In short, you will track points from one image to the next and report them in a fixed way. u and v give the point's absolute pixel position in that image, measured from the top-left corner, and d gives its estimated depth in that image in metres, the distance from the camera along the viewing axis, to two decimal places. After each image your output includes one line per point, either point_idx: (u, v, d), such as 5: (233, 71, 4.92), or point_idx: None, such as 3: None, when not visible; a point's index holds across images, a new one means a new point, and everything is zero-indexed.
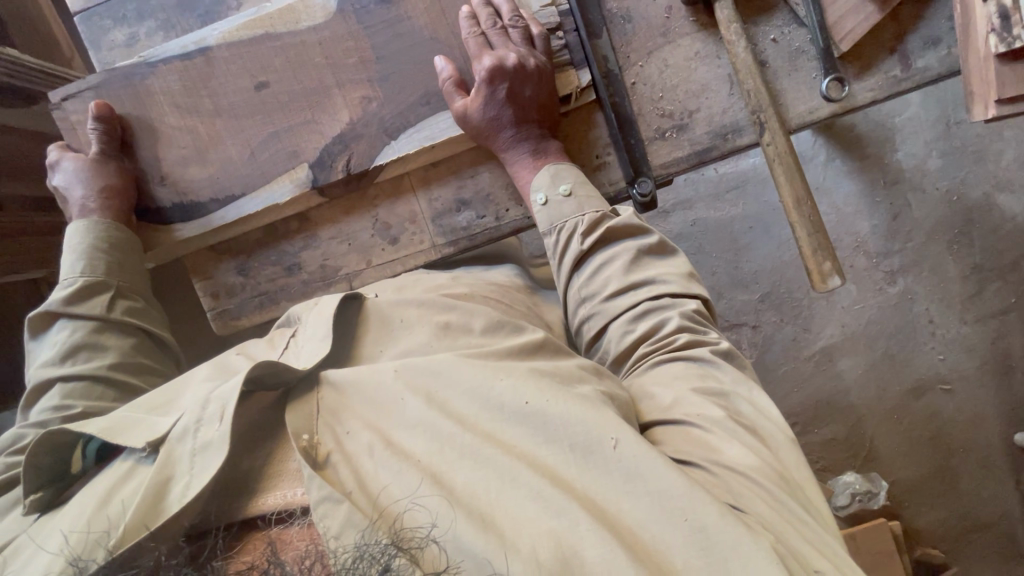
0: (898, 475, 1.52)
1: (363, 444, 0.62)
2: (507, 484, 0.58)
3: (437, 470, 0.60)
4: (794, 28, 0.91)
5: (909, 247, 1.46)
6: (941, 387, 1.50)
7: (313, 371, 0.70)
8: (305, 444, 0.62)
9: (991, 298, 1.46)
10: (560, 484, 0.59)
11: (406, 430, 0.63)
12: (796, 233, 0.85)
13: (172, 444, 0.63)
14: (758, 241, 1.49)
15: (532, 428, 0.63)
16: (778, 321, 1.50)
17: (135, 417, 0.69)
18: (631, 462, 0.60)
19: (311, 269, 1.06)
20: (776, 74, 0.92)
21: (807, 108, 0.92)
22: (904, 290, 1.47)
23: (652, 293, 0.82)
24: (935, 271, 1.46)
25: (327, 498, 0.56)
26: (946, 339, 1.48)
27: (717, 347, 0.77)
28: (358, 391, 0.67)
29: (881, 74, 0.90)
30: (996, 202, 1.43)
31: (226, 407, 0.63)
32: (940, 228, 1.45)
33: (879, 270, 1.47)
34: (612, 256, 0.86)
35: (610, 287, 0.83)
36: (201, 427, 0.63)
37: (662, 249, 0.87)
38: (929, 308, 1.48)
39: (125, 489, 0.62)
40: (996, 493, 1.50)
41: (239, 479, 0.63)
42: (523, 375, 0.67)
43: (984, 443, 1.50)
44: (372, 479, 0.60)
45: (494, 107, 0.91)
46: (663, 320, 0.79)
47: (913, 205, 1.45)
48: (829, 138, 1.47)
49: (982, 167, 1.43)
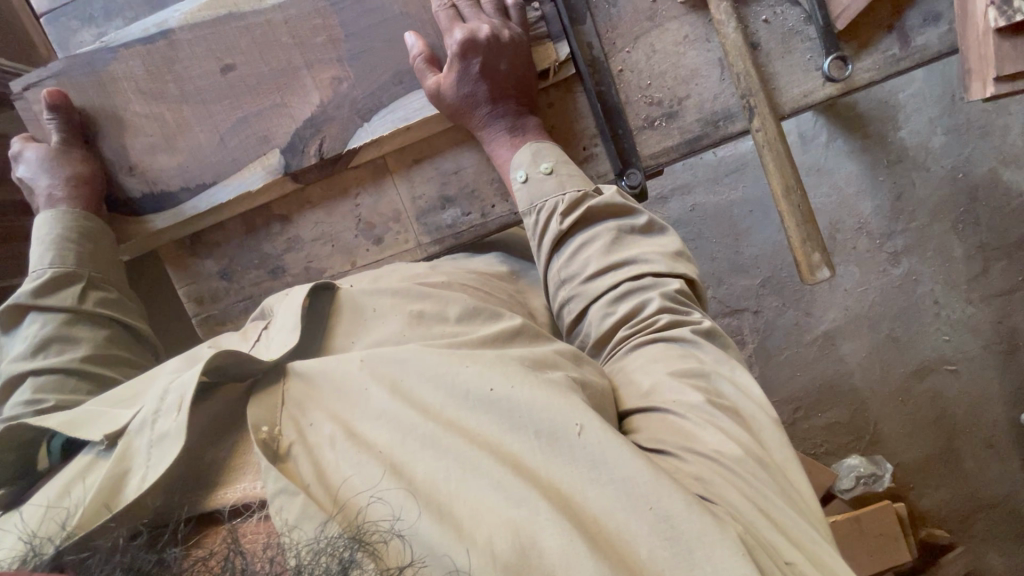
0: (903, 457, 1.51)
1: (325, 435, 0.62)
2: (468, 474, 0.58)
3: (399, 461, 0.59)
4: (788, 7, 0.88)
5: (912, 227, 1.44)
6: (945, 368, 1.48)
7: (279, 363, 0.70)
8: (264, 436, 0.61)
9: (996, 277, 1.44)
10: (523, 474, 0.58)
11: (370, 421, 0.63)
12: (785, 224, 0.83)
13: (131, 436, 0.62)
14: (758, 226, 1.46)
15: (496, 415, 0.62)
16: (780, 305, 1.48)
17: (97, 410, 0.68)
18: (596, 448, 0.59)
19: (295, 272, 1.06)
20: (769, 56, 0.89)
21: (802, 91, 0.89)
22: (908, 272, 1.45)
23: (635, 273, 0.80)
24: (939, 251, 1.44)
25: (284, 490, 0.55)
26: (951, 319, 1.46)
27: (699, 329, 0.76)
28: (326, 382, 0.67)
29: (879, 53, 0.87)
30: (1001, 178, 1.40)
31: (183, 399, 0.62)
32: (943, 207, 1.43)
33: (882, 251, 1.45)
34: (590, 239, 0.84)
35: (592, 265, 0.82)
36: (159, 418, 0.62)
37: (648, 231, 0.85)
38: (934, 288, 1.45)
39: (86, 480, 0.62)
40: (1001, 474, 1.49)
41: (202, 471, 0.63)
42: (490, 363, 0.67)
43: (989, 424, 1.49)
44: (331, 469, 0.59)
45: (468, 84, 0.89)
46: (644, 301, 0.78)
47: (916, 184, 1.42)
48: (830, 117, 1.43)
49: (987, 142, 1.40)
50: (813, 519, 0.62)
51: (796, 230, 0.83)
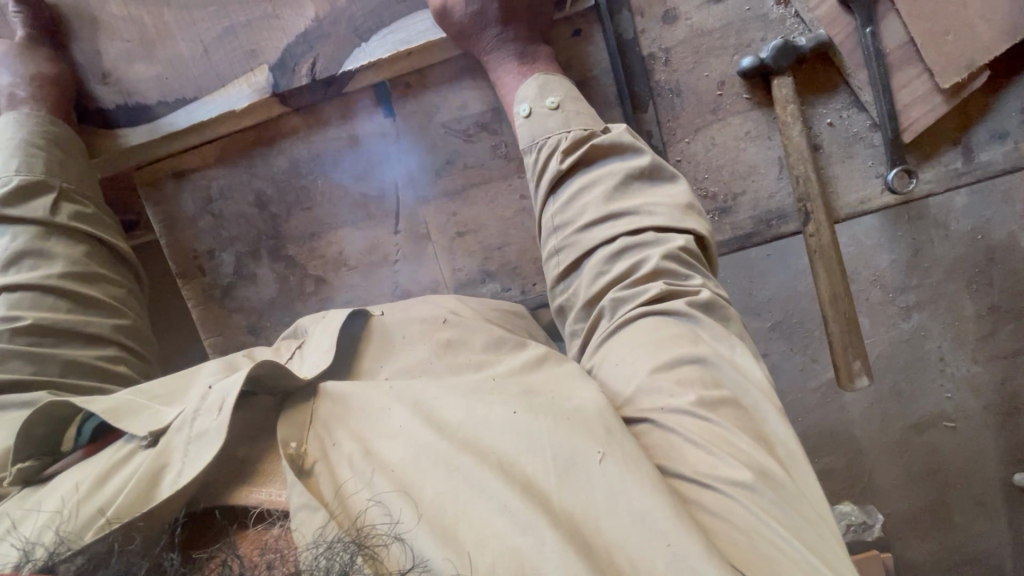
0: (893, 507, 1.54)
1: (345, 453, 0.70)
2: (477, 492, 0.62)
3: (410, 481, 0.65)
4: (854, 110, 1.10)
5: (927, 283, 1.43)
6: (943, 424, 1.49)
7: (311, 382, 0.79)
8: (292, 453, 0.69)
9: (1004, 340, 1.44)
10: (532, 495, 0.62)
11: (386, 441, 0.70)
12: (832, 328, 1.03)
13: (171, 434, 0.72)
14: (774, 270, 1.44)
15: (514, 438, 0.67)
16: (788, 350, 1.47)
17: (139, 403, 0.78)
18: (603, 470, 0.63)
19: None
20: (832, 156, 1.11)
21: (859, 196, 1.11)
22: (917, 327, 1.45)
23: (634, 227, 0.88)
24: (950, 309, 1.44)
25: (306, 504, 0.63)
26: (955, 377, 1.47)
27: (689, 301, 0.81)
28: (351, 408, 0.76)
29: (941, 167, 1.10)
30: (1019, 243, 1.40)
31: (225, 400, 0.72)
32: (959, 266, 1.42)
33: (894, 305, 1.45)
34: (588, 178, 0.95)
35: (595, 207, 0.92)
36: (198, 417, 0.72)
37: (655, 181, 0.95)
38: (941, 345, 1.46)
39: (119, 468, 0.70)
40: (988, 531, 1.51)
41: (236, 468, 0.73)
42: (515, 395, 0.73)
43: (981, 481, 1.51)
44: (348, 487, 0.66)
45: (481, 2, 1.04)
46: (640, 261, 0.85)
47: (936, 242, 1.41)
48: None
49: (1012, 205, 1.38)
50: (809, 520, 0.63)
51: (840, 346, 1.03)
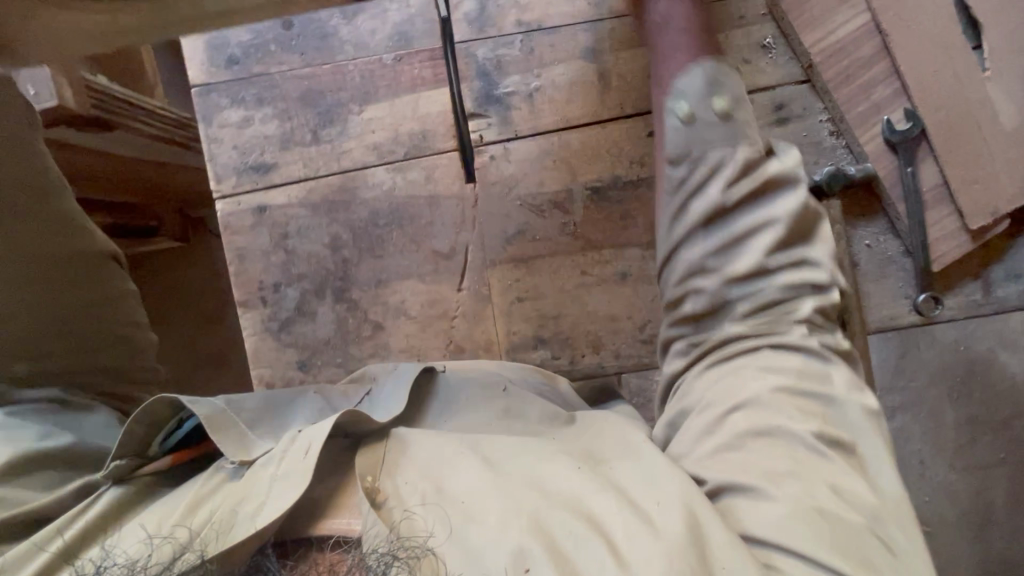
0: None
1: (417, 490, 0.80)
2: (537, 508, 0.74)
3: (476, 511, 0.75)
4: (886, 239, 1.30)
5: (911, 387, 1.49)
6: (921, 529, 1.52)
7: (387, 425, 0.93)
8: (369, 485, 0.80)
9: (980, 450, 1.50)
10: (591, 520, 0.73)
11: (460, 483, 0.80)
12: None
13: (256, 469, 0.84)
14: None
15: (582, 488, 0.77)
16: None
17: (234, 425, 0.91)
18: (664, 489, 0.75)
19: None
20: (867, 275, 1.31)
21: (890, 313, 1.30)
22: (900, 428, 1.51)
23: (800, 272, 0.91)
24: (932, 415, 1.50)
25: (376, 530, 0.74)
26: (931, 482, 1.52)
27: (809, 304, 0.90)
28: (423, 449, 0.86)
29: (964, 297, 1.29)
30: (998, 359, 1.48)
31: (311, 445, 0.83)
32: (942, 373, 1.49)
33: (880, 403, 1.50)
34: (716, 155, 0.96)
35: (721, 182, 0.94)
36: (282, 460, 0.83)
37: (784, 177, 0.95)
38: (921, 449, 1.51)
39: (215, 492, 0.83)
40: None
41: (303, 508, 0.81)
42: (574, 458, 0.83)
43: None
44: (412, 510, 0.77)
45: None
46: (801, 299, 0.90)
47: (922, 347, 1.48)
48: None
49: (991, 322, 1.47)
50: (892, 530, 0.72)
51: None
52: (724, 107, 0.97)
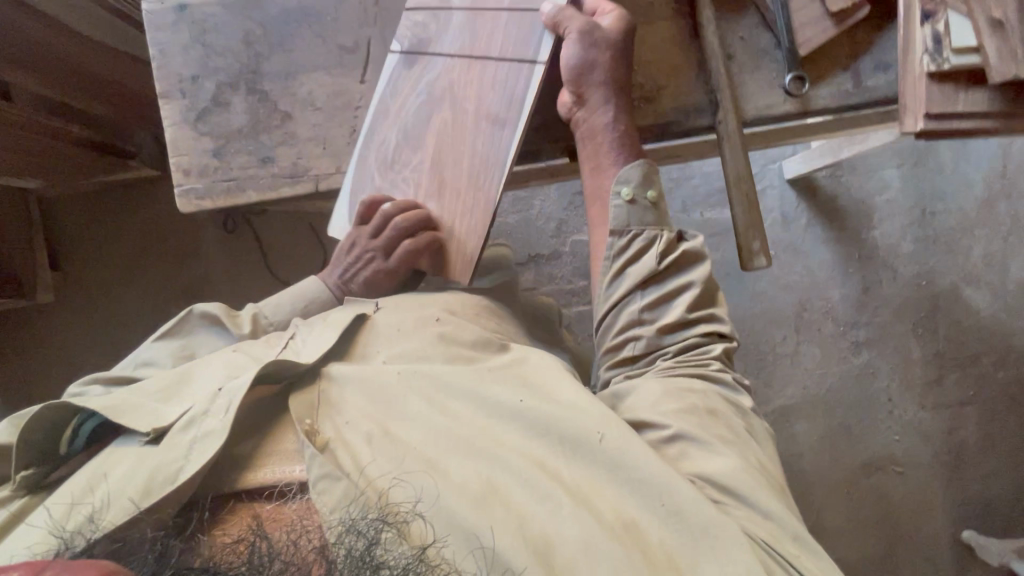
0: (842, 553, 1.49)
1: (362, 433, 0.66)
2: (492, 476, 0.63)
3: (434, 460, 0.64)
4: (760, 29, 0.89)
5: (875, 321, 1.50)
6: (892, 469, 1.49)
7: (314, 365, 0.74)
8: (308, 428, 0.66)
9: (949, 386, 1.49)
10: (543, 470, 0.64)
11: (405, 424, 0.67)
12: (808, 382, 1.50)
13: (174, 432, 0.64)
14: (732, 289, 1.50)
15: (524, 428, 0.68)
16: (741, 370, 1.50)
17: (139, 400, 0.68)
18: (621, 450, 0.64)
19: (283, 165, 0.90)
20: (740, 69, 0.89)
21: (766, 103, 0.88)
22: (867, 364, 1.50)
23: (707, 325, 0.77)
24: (898, 350, 1.50)
25: (328, 474, 0.59)
26: (902, 420, 1.49)
27: (700, 339, 0.76)
28: (359, 385, 0.71)
29: (835, 85, 0.87)
30: (961, 294, 1.49)
31: (234, 402, 0.64)
32: (906, 309, 1.50)
33: (845, 339, 1.50)
34: (616, 207, 0.79)
35: (615, 241, 0.79)
36: (207, 417, 0.64)
37: (693, 262, 0.79)
38: (889, 385, 1.49)
39: (115, 467, 0.62)
40: None
41: (235, 461, 0.64)
42: (518, 388, 0.72)
43: (931, 535, 1.48)
44: (362, 458, 0.64)
45: (566, 50, 0.79)
46: (708, 347, 0.76)
47: (883, 282, 1.50)
48: (811, 203, 1.51)
49: (951, 257, 1.50)
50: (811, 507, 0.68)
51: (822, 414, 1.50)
52: (630, 195, 0.79)
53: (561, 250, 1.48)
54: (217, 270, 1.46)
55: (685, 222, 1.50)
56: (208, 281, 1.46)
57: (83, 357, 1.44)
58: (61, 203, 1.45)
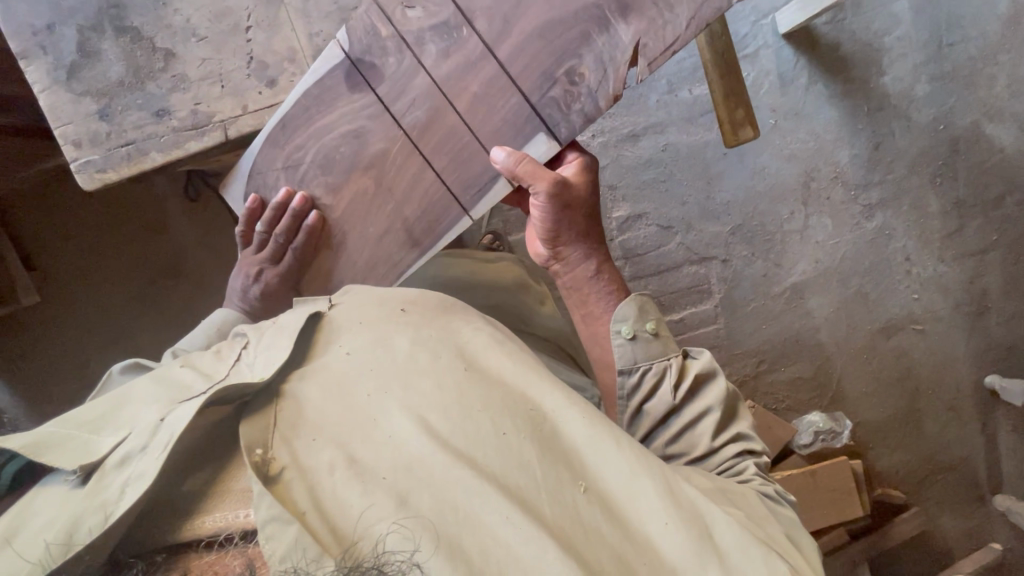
0: (864, 416, 1.50)
1: (324, 459, 0.52)
2: (475, 503, 0.50)
3: (406, 492, 0.50)
4: None
5: (889, 179, 1.39)
6: (912, 328, 1.46)
7: (272, 383, 0.59)
8: (258, 459, 0.51)
9: (970, 235, 1.42)
10: (535, 512, 0.51)
11: (374, 446, 0.53)
12: (825, 255, 1.43)
13: (107, 470, 0.53)
14: (732, 170, 1.39)
15: (522, 457, 0.54)
16: (749, 255, 1.42)
17: (73, 432, 0.57)
18: (621, 487, 0.55)
19: (182, 115, 0.79)
20: None
21: None
22: (881, 226, 1.41)
23: (742, 446, 0.71)
24: (915, 205, 1.40)
25: (277, 517, 0.47)
26: (921, 278, 1.44)
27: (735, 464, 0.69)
28: (320, 404, 0.57)
29: None
30: (982, 132, 1.37)
31: (170, 437, 0.53)
32: (923, 159, 1.39)
33: (856, 203, 1.40)
34: (618, 346, 0.75)
35: (625, 379, 0.74)
36: (145, 454, 0.53)
37: (711, 385, 0.73)
38: (906, 244, 1.42)
39: (38, 513, 0.53)
40: (958, 436, 1.51)
41: (177, 502, 0.54)
42: (513, 404, 0.57)
43: (953, 385, 1.49)
44: (325, 494, 0.50)
45: (536, 210, 0.73)
46: (746, 463, 0.69)
47: (896, 134, 1.38)
48: (812, 58, 1.35)
49: (971, 93, 1.36)
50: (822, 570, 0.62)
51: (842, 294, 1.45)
52: (631, 332, 0.75)
53: None
54: (190, 244, 1.41)
55: (672, 104, 1.36)
56: (185, 258, 1.41)
57: (82, 355, 1.39)
58: (9, 200, 1.34)
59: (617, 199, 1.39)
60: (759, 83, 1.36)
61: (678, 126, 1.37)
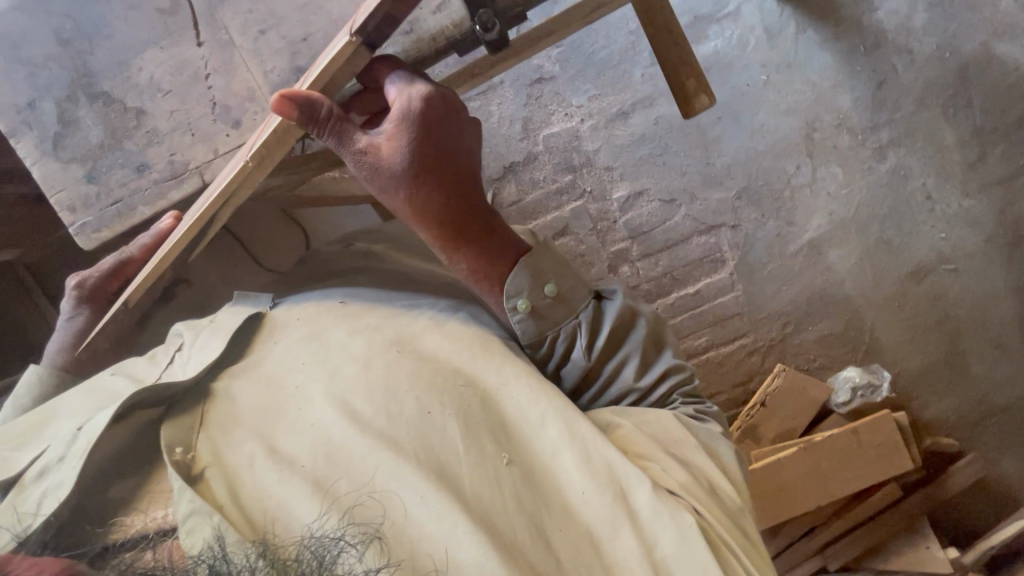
0: (904, 365, 1.45)
1: (245, 454, 0.51)
2: (392, 482, 0.49)
3: (322, 478, 0.49)
4: None
5: (898, 117, 1.33)
6: (943, 268, 1.39)
7: (201, 381, 0.58)
8: (177, 459, 0.50)
9: (994, 163, 1.34)
10: (450, 485, 0.49)
11: (295, 436, 0.52)
12: (839, 205, 1.38)
13: (25, 485, 0.51)
14: (729, 132, 1.35)
15: (446, 431, 0.52)
16: (758, 217, 1.38)
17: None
18: (553, 450, 0.55)
19: (161, 167, 0.78)
20: None
21: None
22: (896, 166, 1.35)
23: (666, 383, 0.68)
24: (930, 140, 1.34)
25: (198, 510, 0.45)
26: (946, 214, 1.37)
27: (657, 397, 0.68)
28: (246, 400, 0.55)
29: None
30: (994, 52, 1.29)
31: (93, 436, 0.51)
32: (931, 91, 1.32)
33: (866, 147, 1.35)
34: (518, 322, 0.64)
35: (536, 350, 0.66)
36: (60, 465, 0.51)
37: (627, 329, 0.67)
38: (926, 183, 1.36)
39: None
40: (1010, 374, 1.44)
41: (98, 510, 0.50)
42: (440, 378, 0.55)
43: (997, 321, 1.41)
44: (245, 488, 0.49)
45: (362, 180, 0.61)
46: (667, 398, 0.68)
47: (899, 70, 1.31)
48: (798, 5, 1.30)
49: (976, 14, 1.28)
50: (744, 494, 0.64)
51: (863, 245, 1.39)
52: (529, 307, 0.64)
53: (534, 151, 1.37)
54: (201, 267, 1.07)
55: (658, 76, 1.34)
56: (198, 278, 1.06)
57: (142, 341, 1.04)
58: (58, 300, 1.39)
59: (614, 180, 1.37)
60: (745, 40, 1.32)
61: (667, 97, 1.35)
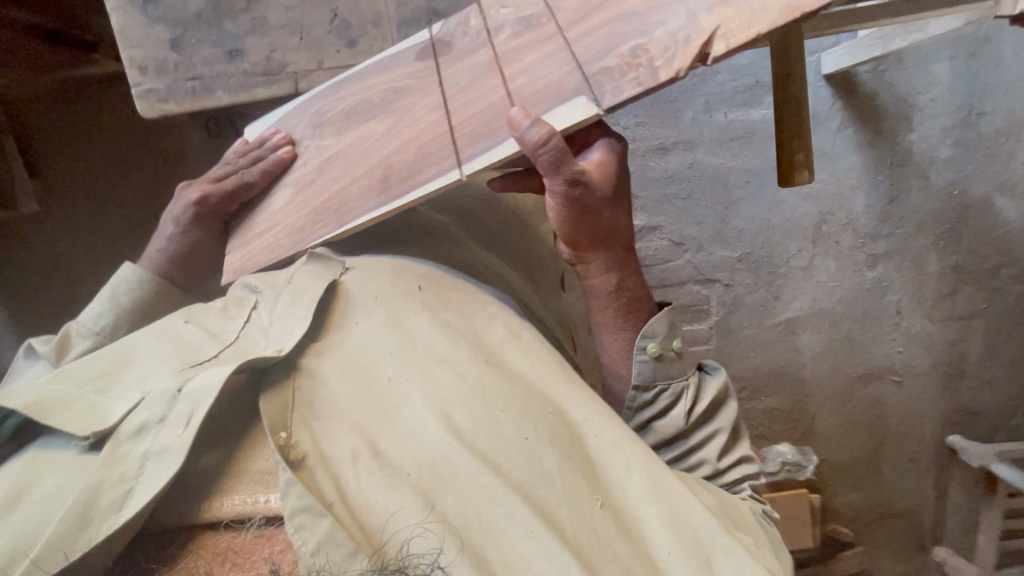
0: (831, 454, 1.56)
1: (346, 450, 0.50)
2: (498, 511, 0.47)
3: (428, 491, 0.48)
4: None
5: (897, 233, 1.44)
6: (890, 378, 1.52)
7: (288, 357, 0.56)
8: (281, 444, 0.49)
9: (962, 299, 1.47)
10: (552, 524, 0.48)
11: (398, 439, 0.51)
12: (822, 295, 1.47)
13: (119, 442, 0.51)
14: (751, 198, 1.41)
15: (545, 468, 0.51)
16: (751, 283, 1.45)
17: (79, 394, 0.55)
18: (640, 502, 0.52)
19: (255, 60, 0.82)
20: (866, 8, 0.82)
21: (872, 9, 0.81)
22: (881, 277, 1.46)
23: (744, 472, 0.68)
24: (916, 262, 1.45)
25: (310, 507, 0.45)
26: (909, 332, 1.49)
27: (732, 483, 0.67)
28: (342, 381, 0.54)
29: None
30: (993, 204, 1.41)
31: (195, 412, 0.51)
32: (931, 220, 1.43)
33: (863, 251, 1.44)
34: (640, 362, 0.67)
35: (639, 395, 0.67)
36: (164, 429, 0.51)
37: (720, 406, 0.70)
38: (900, 299, 1.47)
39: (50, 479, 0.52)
40: (915, 487, 1.59)
41: (194, 480, 0.52)
42: (531, 406, 0.54)
43: (918, 438, 1.55)
44: (350, 488, 0.48)
45: (553, 209, 0.61)
46: (740, 485, 0.67)
47: (912, 191, 1.41)
48: (848, 102, 1.38)
49: (990, 165, 1.40)
50: None
51: (830, 335, 1.49)
52: (657, 351, 0.67)
53: None
54: None
55: (706, 123, 1.38)
56: None
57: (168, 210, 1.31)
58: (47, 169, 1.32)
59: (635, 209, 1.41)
60: None
61: (708, 146, 1.39)
